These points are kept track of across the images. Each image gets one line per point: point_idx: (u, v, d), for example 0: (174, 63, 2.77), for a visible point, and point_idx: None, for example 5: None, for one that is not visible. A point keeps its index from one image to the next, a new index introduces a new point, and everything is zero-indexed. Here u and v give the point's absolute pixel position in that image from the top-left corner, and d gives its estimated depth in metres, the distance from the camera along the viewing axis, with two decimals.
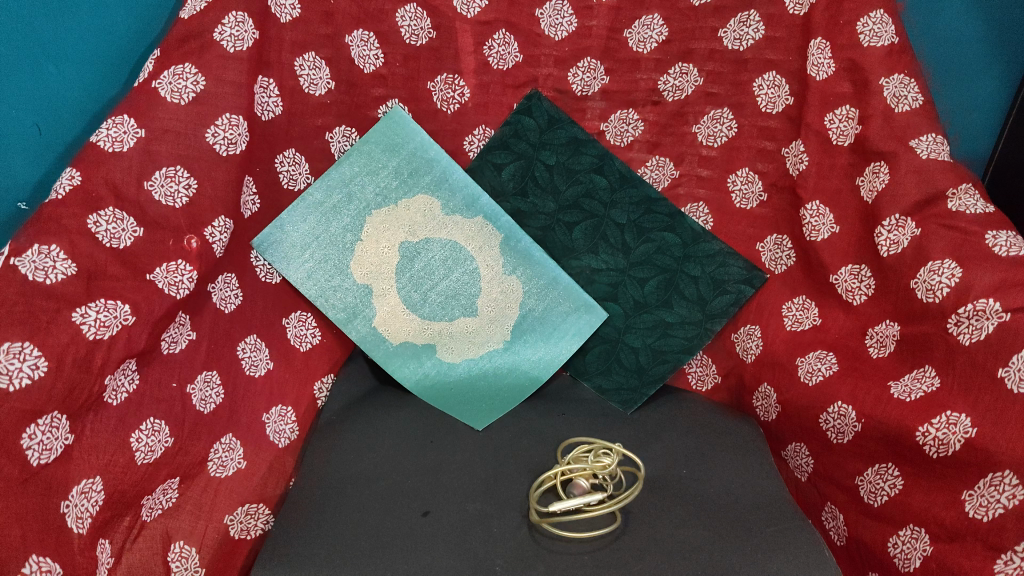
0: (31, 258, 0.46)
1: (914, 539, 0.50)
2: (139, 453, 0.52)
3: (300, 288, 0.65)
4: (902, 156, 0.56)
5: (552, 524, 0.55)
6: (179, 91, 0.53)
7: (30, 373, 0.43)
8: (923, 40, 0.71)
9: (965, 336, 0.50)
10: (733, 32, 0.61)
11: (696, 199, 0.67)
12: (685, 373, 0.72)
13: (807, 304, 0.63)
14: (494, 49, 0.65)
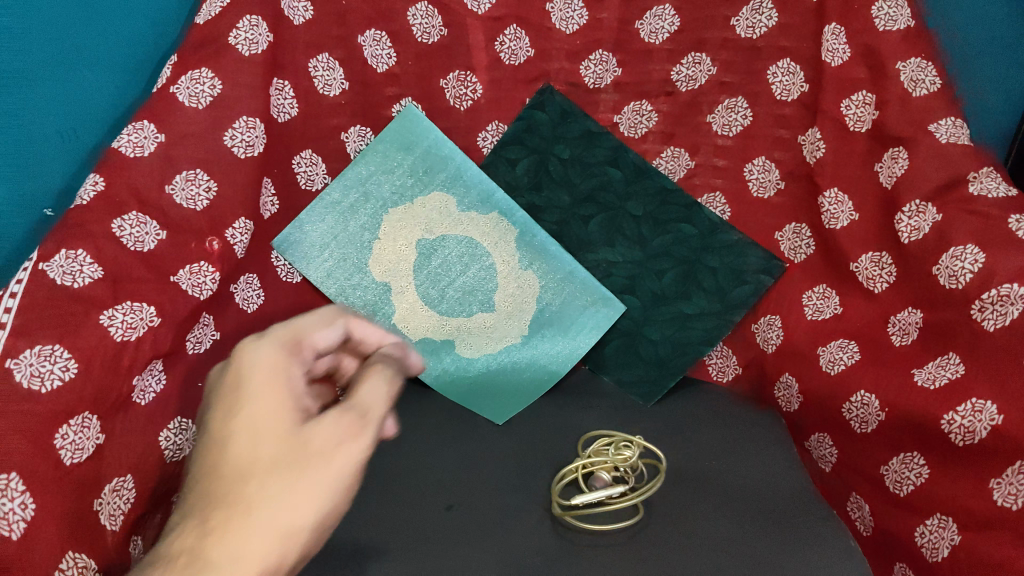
0: (60, 262, 0.47)
1: (942, 528, 0.50)
2: (168, 451, 0.53)
3: (321, 286, 0.66)
4: (921, 141, 0.55)
5: (570, 513, 0.55)
6: (197, 96, 0.54)
7: (62, 374, 0.44)
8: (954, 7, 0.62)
9: (990, 321, 0.49)
10: (746, 20, 0.61)
11: (713, 189, 0.67)
12: (705, 365, 0.71)
13: (828, 293, 0.62)
14: (506, 45, 0.66)
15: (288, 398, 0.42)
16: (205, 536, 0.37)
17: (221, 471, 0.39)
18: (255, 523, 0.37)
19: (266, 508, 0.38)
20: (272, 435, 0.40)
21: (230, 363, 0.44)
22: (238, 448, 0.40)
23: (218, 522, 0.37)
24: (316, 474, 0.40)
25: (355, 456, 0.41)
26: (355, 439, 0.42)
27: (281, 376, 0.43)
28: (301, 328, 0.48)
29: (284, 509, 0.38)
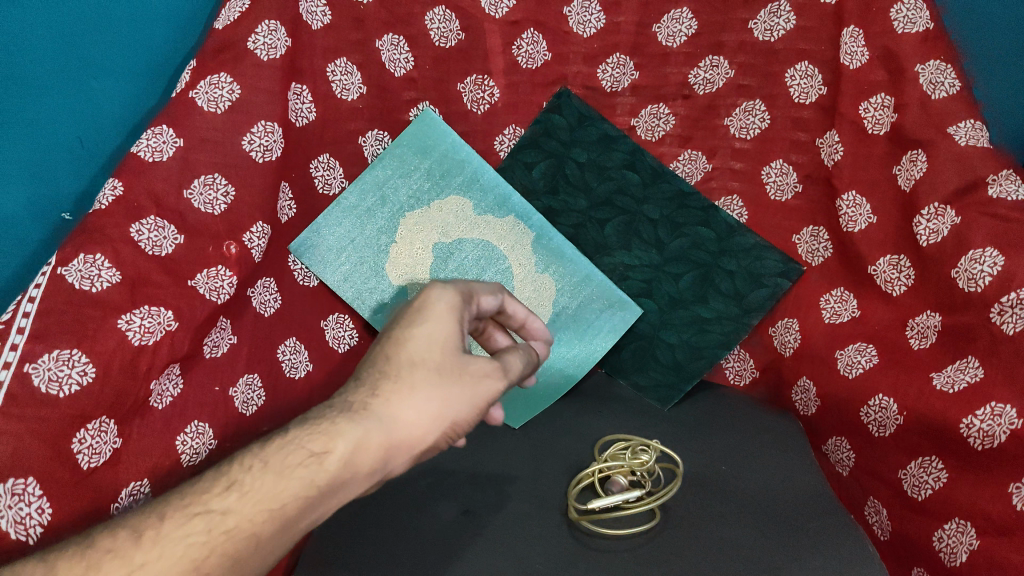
0: (78, 267, 0.48)
1: (960, 533, 0.50)
2: (185, 455, 0.53)
3: (338, 290, 0.66)
4: (940, 144, 0.54)
5: (586, 517, 0.54)
6: (216, 101, 0.54)
7: (79, 379, 0.46)
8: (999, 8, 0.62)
9: (1009, 325, 0.49)
10: (764, 23, 0.61)
11: (731, 192, 0.67)
12: (721, 368, 0.71)
13: (845, 296, 0.62)
14: (523, 49, 0.66)
15: (449, 332, 0.44)
16: (366, 415, 0.40)
17: (384, 368, 0.42)
18: (407, 417, 0.41)
19: (418, 407, 0.41)
20: (435, 358, 0.43)
21: (420, 299, 0.45)
22: (404, 358, 0.42)
23: (377, 407, 0.41)
24: (463, 396, 0.43)
25: (493, 396, 0.44)
26: (499, 382, 0.45)
27: (454, 318, 0.44)
28: (474, 286, 0.49)
29: (433, 416, 0.41)
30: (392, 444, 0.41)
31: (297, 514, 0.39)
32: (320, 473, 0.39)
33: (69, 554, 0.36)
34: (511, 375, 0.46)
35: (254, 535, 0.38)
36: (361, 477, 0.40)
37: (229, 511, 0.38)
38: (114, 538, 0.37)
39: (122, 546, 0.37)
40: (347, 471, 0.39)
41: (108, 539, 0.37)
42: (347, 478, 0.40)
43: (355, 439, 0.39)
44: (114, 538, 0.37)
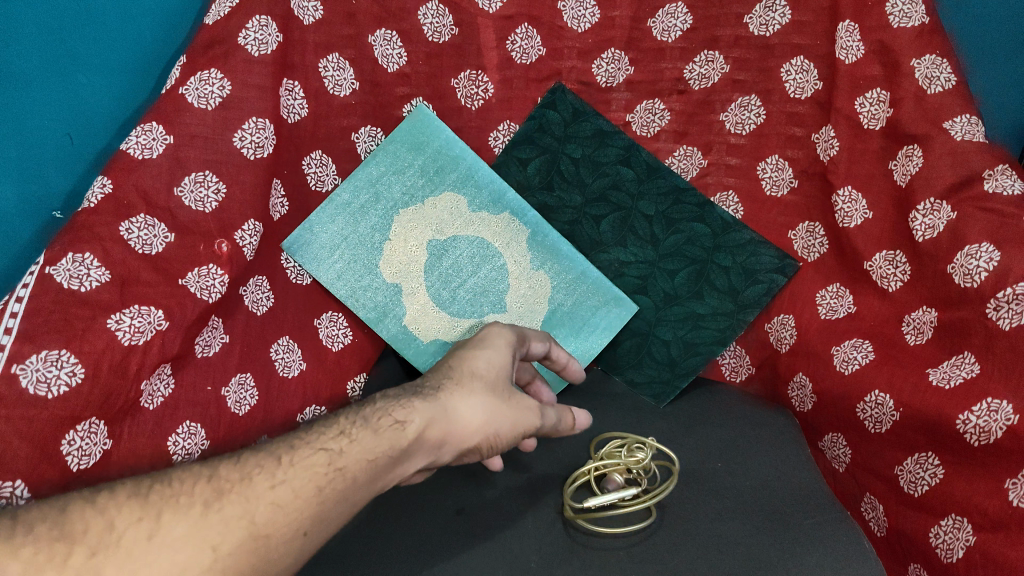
0: (66, 266, 0.48)
1: (956, 529, 0.50)
2: (177, 455, 0.54)
3: (331, 288, 0.65)
4: (935, 139, 0.54)
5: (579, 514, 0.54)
6: (206, 97, 0.54)
7: (68, 379, 0.47)
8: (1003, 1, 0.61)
9: (1005, 320, 0.49)
10: (759, 17, 0.60)
11: (726, 188, 0.66)
12: (718, 364, 0.68)
13: (841, 292, 0.61)
14: (517, 44, 0.66)
15: (504, 360, 0.50)
16: (437, 401, 0.46)
17: (451, 374, 0.48)
18: (465, 413, 0.46)
19: (474, 406, 0.46)
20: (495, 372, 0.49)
21: (483, 332, 0.52)
22: (468, 369, 0.48)
23: (446, 396, 0.46)
24: (508, 413, 0.48)
25: (532, 424, 0.50)
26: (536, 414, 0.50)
27: (509, 351, 0.51)
28: (528, 333, 0.56)
29: (486, 417, 0.47)
30: (450, 433, 0.46)
31: (380, 475, 0.44)
32: (399, 437, 0.43)
33: (222, 464, 0.43)
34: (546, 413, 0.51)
35: (352, 479, 0.42)
36: (424, 456, 0.46)
37: (337, 454, 0.43)
38: (255, 459, 0.43)
39: (257, 467, 0.43)
40: (416, 446, 0.44)
41: (249, 460, 0.43)
42: (415, 453, 0.45)
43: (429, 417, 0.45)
44: (254, 459, 0.43)
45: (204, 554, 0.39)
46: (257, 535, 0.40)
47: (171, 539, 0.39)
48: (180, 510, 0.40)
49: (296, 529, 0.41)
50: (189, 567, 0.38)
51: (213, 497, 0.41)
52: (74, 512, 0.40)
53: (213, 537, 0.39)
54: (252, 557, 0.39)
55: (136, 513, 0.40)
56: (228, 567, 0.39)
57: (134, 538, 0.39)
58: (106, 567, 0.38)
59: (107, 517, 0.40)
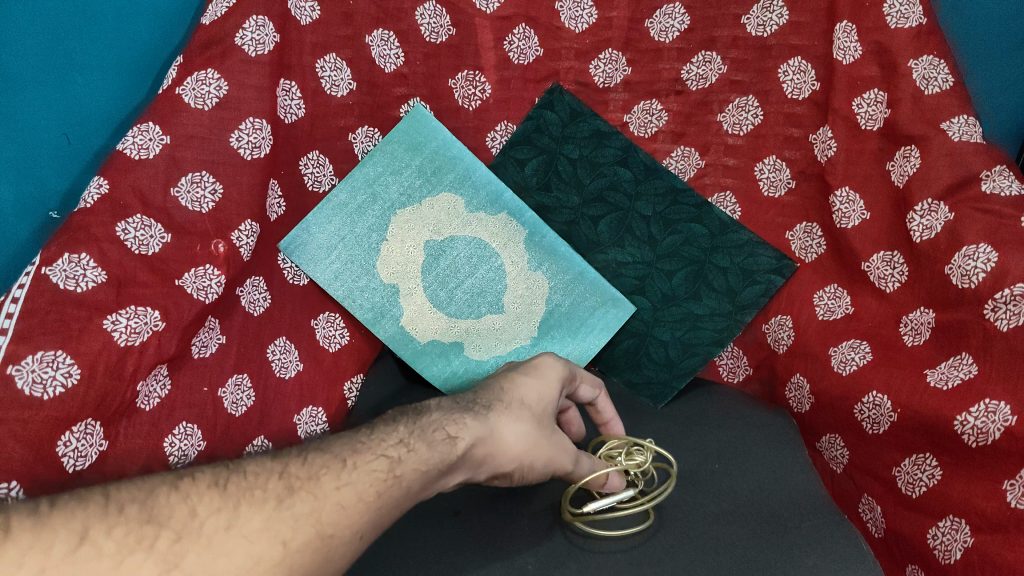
0: (62, 267, 0.48)
1: (954, 530, 0.50)
2: (173, 457, 0.53)
3: (329, 288, 0.65)
4: (933, 140, 0.54)
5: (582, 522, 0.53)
6: (203, 97, 0.54)
7: (64, 381, 0.46)
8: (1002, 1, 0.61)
9: (1003, 321, 0.49)
10: (757, 18, 0.60)
11: (723, 189, 0.66)
12: (715, 365, 0.68)
13: (839, 293, 0.61)
14: (514, 44, 0.65)
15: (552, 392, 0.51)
16: (487, 422, 0.46)
17: (501, 398, 0.48)
18: (512, 438, 0.47)
19: (521, 433, 0.47)
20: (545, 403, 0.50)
21: (536, 361, 0.53)
22: (519, 397, 0.49)
23: (496, 419, 0.47)
24: (548, 445, 0.49)
25: (566, 458, 0.51)
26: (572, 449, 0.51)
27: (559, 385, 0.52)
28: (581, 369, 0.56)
29: (530, 444, 0.47)
30: (494, 457, 0.46)
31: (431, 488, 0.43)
32: (449, 454, 0.43)
33: (293, 460, 0.42)
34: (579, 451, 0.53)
35: (409, 488, 0.42)
36: (466, 474, 0.46)
37: (397, 461, 0.42)
38: (323, 459, 0.43)
39: (323, 467, 0.42)
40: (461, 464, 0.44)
41: (315, 459, 0.43)
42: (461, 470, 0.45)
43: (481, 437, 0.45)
44: (321, 459, 0.43)
45: (274, 548, 0.38)
46: (322, 535, 0.39)
47: (246, 530, 0.38)
48: (254, 503, 0.40)
49: (354, 533, 0.40)
50: (261, 559, 0.37)
51: (284, 494, 0.40)
52: (158, 496, 0.39)
53: (283, 533, 0.38)
54: (316, 556, 0.39)
55: (216, 503, 0.39)
56: (295, 564, 0.38)
57: (214, 526, 0.38)
58: (188, 554, 0.37)
59: (190, 503, 0.39)
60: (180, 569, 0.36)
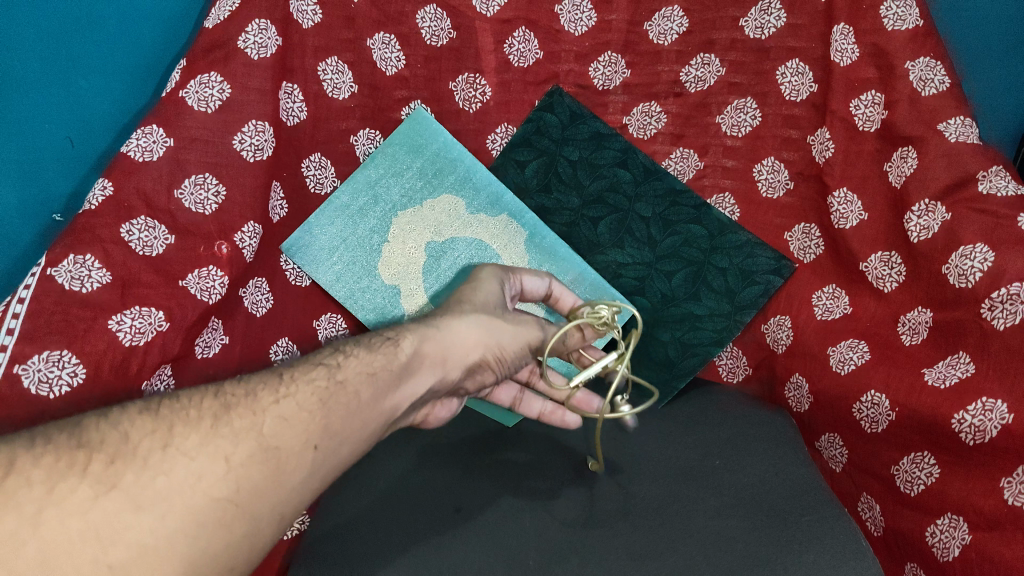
0: (67, 267, 0.49)
1: (952, 528, 0.50)
2: None
3: (331, 290, 0.65)
4: (930, 141, 0.55)
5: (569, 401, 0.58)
6: (206, 100, 0.55)
7: (69, 380, 0.48)
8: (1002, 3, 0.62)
9: (999, 320, 0.49)
10: (755, 20, 0.61)
11: (722, 190, 0.66)
12: (714, 365, 0.69)
13: (837, 293, 0.61)
14: (515, 47, 0.66)
15: (491, 289, 0.52)
16: (429, 323, 0.47)
17: (441, 308, 0.50)
18: (459, 331, 0.47)
19: (470, 325, 0.48)
20: (484, 300, 0.51)
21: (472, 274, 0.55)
22: (456, 299, 0.51)
23: (438, 320, 0.48)
24: (506, 330, 0.49)
25: (534, 338, 0.52)
26: (536, 331, 0.53)
27: (500, 286, 0.53)
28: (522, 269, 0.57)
29: (481, 336, 0.48)
30: (448, 353, 0.46)
31: (386, 391, 0.42)
32: (396, 356, 0.43)
33: (227, 381, 0.40)
34: (546, 331, 0.54)
35: (357, 389, 0.41)
36: (428, 375, 0.45)
37: (340, 368, 0.42)
38: (257, 380, 0.41)
39: (259, 386, 0.40)
40: (415, 361, 0.44)
41: (249, 381, 0.40)
42: (419, 370, 0.44)
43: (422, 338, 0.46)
44: (257, 378, 0.41)
45: (216, 466, 0.35)
46: (267, 448, 0.36)
47: (185, 448, 0.35)
48: (189, 423, 0.36)
49: (307, 442, 0.37)
50: (204, 475, 0.34)
51: (220, 412, 0.38)
52: (83, 426, 0.36)
53: (224, 449, 0.35)
54: (263, 469, 0.36)
55: (148, 425, 0.36)
56: (242, 478, 0.35)
57: (148, 449, 0.35)
58: (125, 474, 0.34)
59: (120, 430, 0.36)
60: (118, 490, 0.33)
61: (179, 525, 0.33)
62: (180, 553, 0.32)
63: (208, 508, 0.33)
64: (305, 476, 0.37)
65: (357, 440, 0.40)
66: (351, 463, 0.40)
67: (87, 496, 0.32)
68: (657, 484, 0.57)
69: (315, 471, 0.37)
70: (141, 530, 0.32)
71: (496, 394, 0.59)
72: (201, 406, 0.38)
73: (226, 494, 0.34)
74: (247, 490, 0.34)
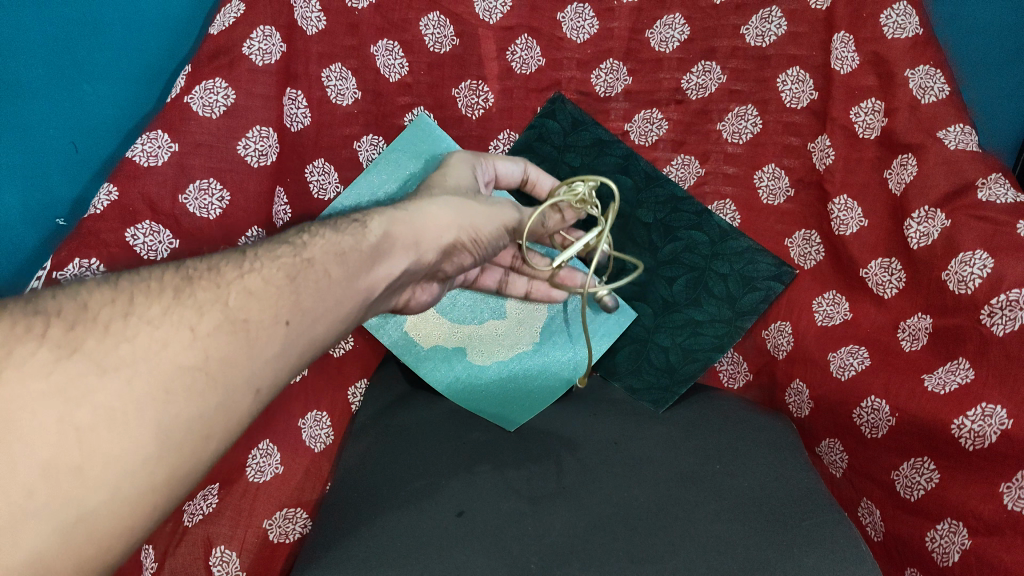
0: (73, 271, 0.50)
1: (952, 533, 0.50)
2: None
3: None
4: (930, 148, 0.55)
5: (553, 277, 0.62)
6: (210, 106, 0.55)
7: None
8: (1001, 13, 0.62)
9: (999, 327, 0.50)
10: (756, 29, 0.62)
11: (723, 197, 0.67)
12: (716, 371, 0.70)
13: (838, 299, 0.61)
14: (517, 54, 0.67)
15: (463, 176, 0.57)
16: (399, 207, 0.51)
17: (412, 196, 0.54)
18: (430, 214, 0.51)
19: (440, 209, 0.52)
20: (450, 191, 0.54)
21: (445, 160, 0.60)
22: (427, 187, 0.55)
23: (408, 206, 0.51)
24: (477, 211, 0.53)
25: (509, 219, 0.56)
26: (511, 211, 0.56)
27: (471, 173, 0.58)
28: (494, 157, 0.62)
29: (448, 222, 0.52)
30: (417, 234, 0.50)
31: (355, 268, 0.46)
32: (364, 237, 0.47)
33: (189, 259, 0.42)
34: (522, 213, 0.58)
35: (325, 264, 0.44)
36: (400, 253, 0.49)
37: (307, 248, 0.45)
38: (219, 258, 0.43)
39: (223, 262, 0.43)
40: (385, 241, 0.48)
41: (214, 257, 0.43)
42: (390, 248, 0.48)
43: (389, 220, 0.49)
44: (220, 256, 0.43)
45: (182, 334, 0.37)
46: (235, 320, 0.39)
47: (146, 318, 0.37)
48: (150, 295, 0.38)
49: (278, 318, 0.40)
50: (169, 343, 0.36)
51: (182, 285, 0.40)
52: (41, 296, 0.37)
53: (189, 319, 0.38)
54: (233, 337, 0.38)
55: (108, 296, 0.38)
56: (209, 343, 0.37)
57: (108, 317, 0.37)
58: (87, 340, 0.35)
59: (79, 300, 0.38)
60: (80, 355, 0.35)
61: (147, 388, 0.35)
62: (152, 411, 0.34)
63: (176, 372, 0.36)
64: (273, 345, 0.40)
65: (329, 312, 0.44)
66: (323, 337, 0.44)
67: (46, 360, 0.34)
68: (657, 489, 0.57)
69: (285, 342, 0.41)
70: (108, 392, 0.34)
71: (482, 280, 0.68)
72: (161, 279, 0.40)
73: (192, 360, 0.37)
74: (217, 356, 0.37)
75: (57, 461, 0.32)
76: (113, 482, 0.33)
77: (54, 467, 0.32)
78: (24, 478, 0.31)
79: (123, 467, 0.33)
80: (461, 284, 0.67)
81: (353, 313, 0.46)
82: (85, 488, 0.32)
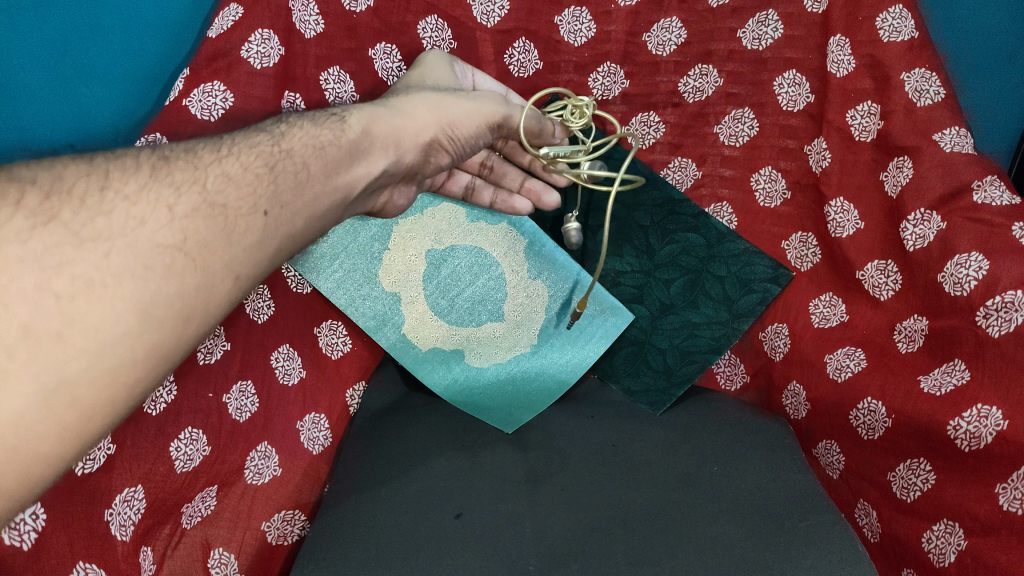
0: None
1: (948, 534, 0.50)
2: (179, 461, 0.57)
3: (332, 296, 0.67)
4: (925, 151, 0.55)
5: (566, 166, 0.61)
6: (209, 108, 0.56)
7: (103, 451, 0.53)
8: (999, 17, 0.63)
9: (994, 328, 0.50)
10: (752, 32, 0.62)
11: (719, 200, 0.67)
12: (713, 373, 0.69)
13: (834, 301, 0.62)
14: (514, 58, 0.67)
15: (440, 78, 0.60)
16: (379, 105, 0.54)
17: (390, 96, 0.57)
18: (407, 115, 0.54)
19: (416, 111, 0.54)
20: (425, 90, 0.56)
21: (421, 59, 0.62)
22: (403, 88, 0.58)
23: (385, 104, 0.54)
24: (458, 106, 0.55)
25: (495, 115, 0.57)
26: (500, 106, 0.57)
27: (451, 76, 0.61)
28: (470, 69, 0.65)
29: (426, 120, 0.55)
30: (393, 133, 0.54)
31: (331, 163, 0.50)
32: (343, 133, 0.51)
33: (167, 145, 0.47)
34: (512, 108, 0.58)
35: (302, 152, 0.49)
36: (376, 150, 0.53)
37: (286, 139, 0.49)
38: (193, 143, 0.48)
39: (200, 147, 0.47)
40: (365, 139, 0.52)
41: (192, 143, 0.48)
42: (367, 144, 0.52)
43: (367, 118, 0.53)
44: (196, 142, 0.48)
45: (161, 212, 0.42)
46: (214, 205, 0.44)
47: (123, 194, 0.42)
48: (127, 173, 0.43)
49: (256, 208, 0.45)
50: (146, 220, 0.41)
51: (159, 165, 0.45)
52: (18, 167, 0.42)
53: (168, 200, 0.42)
54: (208, 221, 0.43)
55: (85, 171, 0.43)
56: (184, 221, 0.42)
57: (84, 192, 0.42)
58: (62, 210, 0.40)
59: (55, 172, 0.42)
60: (57, 223, 0.40)
61: (125, 261, 0.40)
62: (130, 283, 0.39)
63: (154, 248, 0.41)
64: (250, 232, 0.45)
65: (305, 203, 0.48)
66: (301, 229, 0.49)
67: (24, 227, 0.39)
68: (656, 491, 0.57)
69: (263, 230, 0.45)
70: (86, 264, 0.39)
71: (449, 184, 0.68)
72: (139, 159, 0.45)
73: (170, 239, 0.41)
74: (194, 240, 0.42)
75: (36, 325, 0.37)
76: (92, 353, 0.37)
77: (33, 329, 0.37)
78: (5, 339, 0.36)
79: (104, 338, 0.38)
80: (430, 188, 0.67)
81: (331, 208, 0.51)
82: (65, 355, 0.37)
